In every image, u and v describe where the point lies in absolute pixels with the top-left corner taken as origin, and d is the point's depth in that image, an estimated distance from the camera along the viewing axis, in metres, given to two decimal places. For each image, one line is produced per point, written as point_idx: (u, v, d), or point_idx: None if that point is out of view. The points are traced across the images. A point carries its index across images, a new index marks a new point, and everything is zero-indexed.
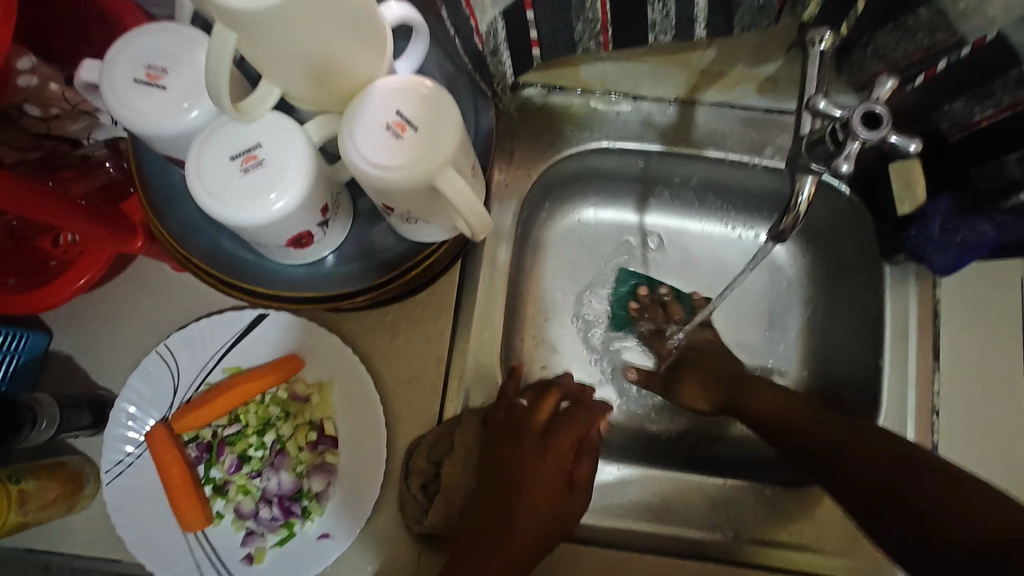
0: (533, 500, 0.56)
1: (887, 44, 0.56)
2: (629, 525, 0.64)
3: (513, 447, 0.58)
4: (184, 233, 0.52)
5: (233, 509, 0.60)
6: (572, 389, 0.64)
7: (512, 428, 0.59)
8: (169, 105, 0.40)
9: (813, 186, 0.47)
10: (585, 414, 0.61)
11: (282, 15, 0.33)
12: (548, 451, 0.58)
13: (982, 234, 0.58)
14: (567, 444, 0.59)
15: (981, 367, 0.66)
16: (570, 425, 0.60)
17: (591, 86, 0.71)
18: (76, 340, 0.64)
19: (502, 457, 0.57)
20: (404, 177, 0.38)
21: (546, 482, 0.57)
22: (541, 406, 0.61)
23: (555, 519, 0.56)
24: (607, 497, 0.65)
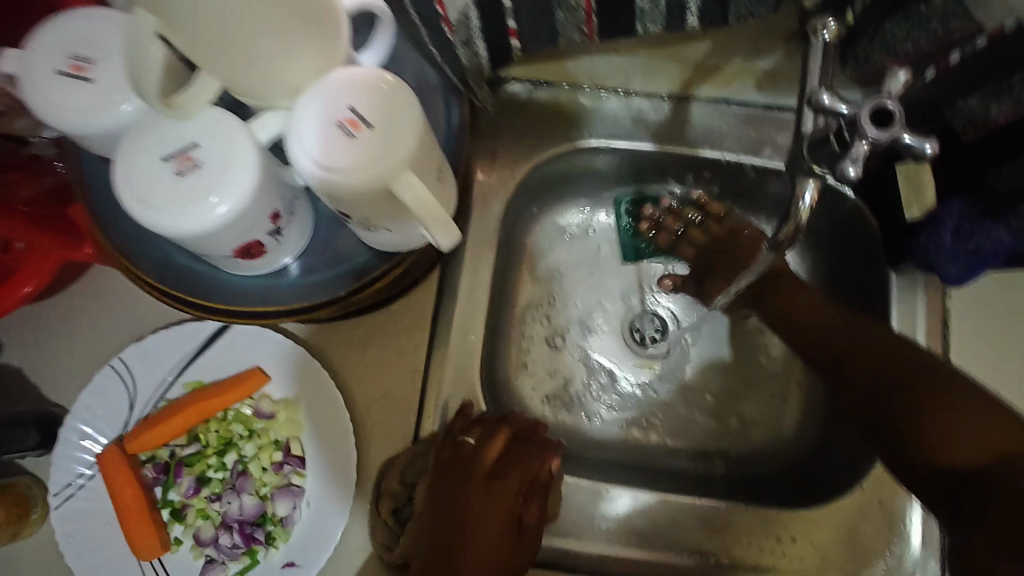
0: (475, 550, 0.50)
1: (897, 35, 0.52)
2: (619, 551, 0.60)
3: (456, 491, 0.53)
4: (131, 240, 0.48)
5: (192, 535, 0.56)
6: (522, 424, 0.58)
7: (457, 466, 0.54)
8: (97, 100, 0.36)
9: (816, 190, 0.43)
10: (534, 452, 0.56)
11: None
12: (492, 493, 0.53)
13: (996, 240, 0.54)
14: (514, 487, 0.54)
15: (994, 383, 0.62)
16: (519, 465, 0.55)
17: (579, 80, 0.67)
18: (27, 353, 0.60)
19: (443, 502, 0.52)
20: (358, 180, 0.34)
21: (491, 529, 0.51)
22: (489, 444, 0.55)
23: (498, 570, 0.50)
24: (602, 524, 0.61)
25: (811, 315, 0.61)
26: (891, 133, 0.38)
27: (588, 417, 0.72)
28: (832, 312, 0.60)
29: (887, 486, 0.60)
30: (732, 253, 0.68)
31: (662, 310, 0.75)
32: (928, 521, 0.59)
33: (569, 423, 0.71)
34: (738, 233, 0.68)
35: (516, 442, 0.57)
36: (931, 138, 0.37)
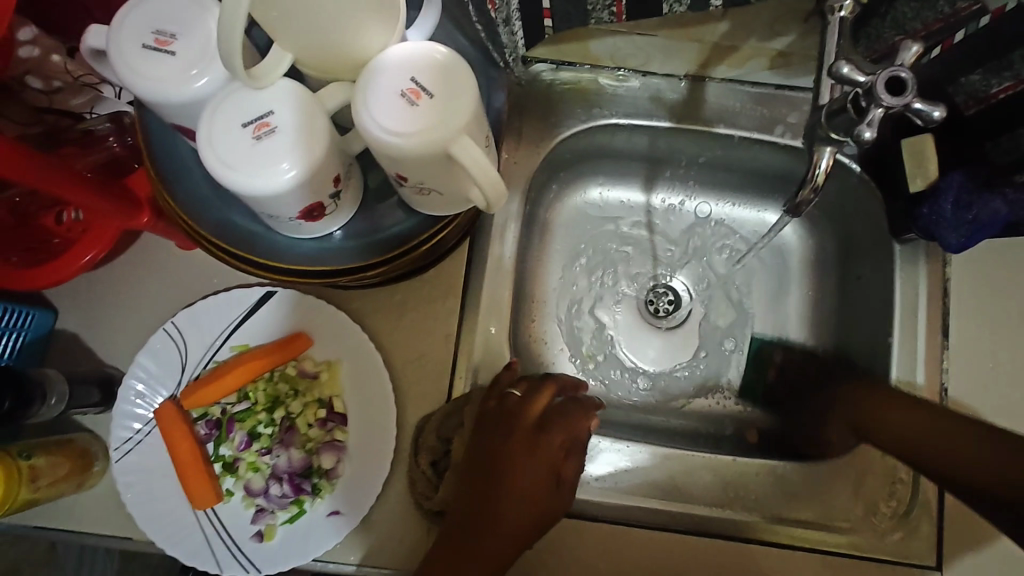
0: (518, 499, 0.54)
1: (906, 14, 0.55)
2: (640, 503, 0.64)
3: (505, 444, 0.56)
4: (192, 206, 0.51)
5: (243, 486, 0.60)
6: (566, 384, 0.62)
7: (505, 417, 0.57)
8: (179, 71, 0.39)
9: (831, 158, 0.47)
10: (578, 411, 0.59)
11: None
12: (538, 447, 0.56)
13: (993, 210, 0.58)
14: (559, 444, 0.57)
15: (990, 345, 0.66)
16: (566, 424, 0.58)
17: (600, 62, 0.70)
18: (82, 318, 0.63)
19: (491, 452, 0.55)
20: (420, 142, 0.37)
21: (537, 480, 0.55)
22: (535, 399, 0.59)
23: (536, 520, 0.55)
24: (624, 478, 0.65)
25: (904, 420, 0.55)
26: (903, 99, 0.41)
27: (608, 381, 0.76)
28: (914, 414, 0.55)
29: None
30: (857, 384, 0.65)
31: (673, 282, 0.80)
32: None
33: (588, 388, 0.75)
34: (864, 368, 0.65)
35: (565, 402, 0.60)
36: (940, 105, 0.41)
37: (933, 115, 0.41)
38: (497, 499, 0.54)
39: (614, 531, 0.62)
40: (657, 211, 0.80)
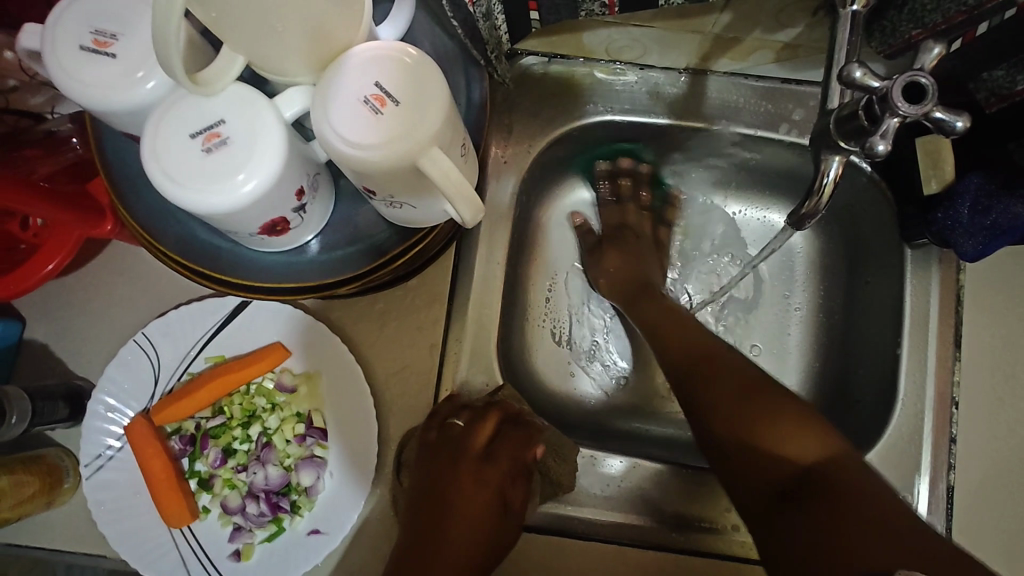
0: (460, 526, 0.56)
1: (925, 6, 0.51)
2: (627, 518, 0.62)
3: (448, 476, 0.58)
4: (153, 216, 0.48)
5: (219, 504, 0.58)
6: (511, 410, 0.61)
7: (447, 449, 0.58)
8: (121, 76, 0.36)
9: (840, 166, 0.43)
10: (522, 438, 0.60)
11: None
12: (482, 474, 0.59)
13: (1014, 216, 0.55)
14: (499, 475, 0.59)
15: (1003, 356, 0.63)
16: (511, 457, 0.60)
17: (595, 54, 0.66)
18: (50, 327, 0.60)
19: (433, 484, 0.57)
20: (386, 155, 0.34)
21: (477, 509, 0.57)
22: (477, 429, 0.59)
23: (485, 551, 0.56)
24: (614, 500, 0.62)
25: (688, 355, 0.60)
26: (922, 108, 0.37)
27: (596, 388, 0.73)
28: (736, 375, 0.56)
29: (896, 459, 0.62)
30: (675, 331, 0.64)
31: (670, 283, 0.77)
32: (934, 491, 0.61)
33: (583, 398, 0.72)
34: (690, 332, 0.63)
35: (513, 429, 0.60)
36: (964, 115, 0.36)
37: (956, 126, 0.37)
38: (436, 527, 0.56)
39: (605, 550, 0.59)
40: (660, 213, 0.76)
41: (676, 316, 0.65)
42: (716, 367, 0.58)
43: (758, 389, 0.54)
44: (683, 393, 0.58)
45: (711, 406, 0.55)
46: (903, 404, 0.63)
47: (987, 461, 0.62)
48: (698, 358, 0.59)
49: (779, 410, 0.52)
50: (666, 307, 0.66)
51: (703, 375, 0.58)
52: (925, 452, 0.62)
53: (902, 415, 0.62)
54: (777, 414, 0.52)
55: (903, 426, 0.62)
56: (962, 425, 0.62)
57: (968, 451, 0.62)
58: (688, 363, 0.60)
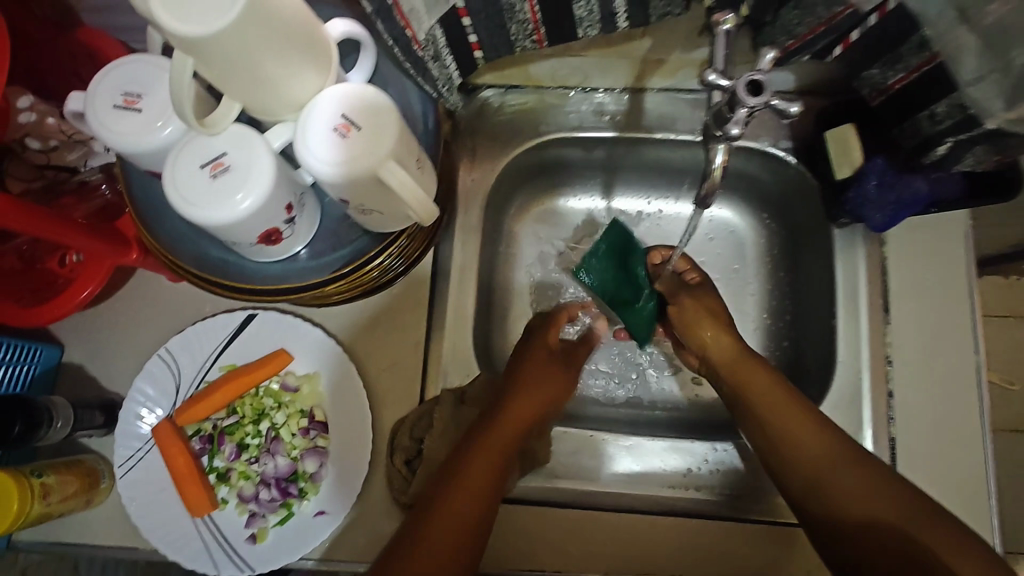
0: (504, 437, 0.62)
1: (791, 21, 0.59)
2: (643, 496, 0.69)
3: (505, 388, 0.68)
4: (174, 242, 0.57)
5: (236, 494, 0.66)
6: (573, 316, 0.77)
7: (523, 352, 0.72)
8: (145, 125, 0.46)
9: (725, 154, 0.50)
10: (585, 347, 0.77)
11: (248, 28, 0.38)
12: (545, 366, 0.71)
13: (914, 190, 0.65)
14: (538, 402, 0.67)
15: (931, 318, 0.70)
16: (563, 371, 0.72)
17: (544, 83, 0.77)
18: (84, 349, 0.69)
19: (501, 383, 0.69)
20: (351, 169, 0.43)
21: (529, 403, 0.66)
22: (549, 332, 0.74)
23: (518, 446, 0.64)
24: (630, 484, 0.70)
25: (804, 445, 0.59)
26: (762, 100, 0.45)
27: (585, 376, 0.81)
28: (869, 483, 0.54)
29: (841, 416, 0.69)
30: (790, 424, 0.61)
31: None
32: (877, 443, 0.68)
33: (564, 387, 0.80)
34: (817, 434, 0.60)
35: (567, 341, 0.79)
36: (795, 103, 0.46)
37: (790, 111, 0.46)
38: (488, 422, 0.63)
39: (578, 516, 0.67)
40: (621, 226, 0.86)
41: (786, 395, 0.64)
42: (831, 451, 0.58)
43: (889, 484, 0.54)
44: (786, 465, 0.60)
45: (841, 508, 0.55)
46: (842, 366, 0.70)
47: (925, 413, 0.68)
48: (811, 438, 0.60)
49: (928, 516, 0.50)
50: (771, 397, 0.64)
51: (802, 446, 0.60)
52: (866, 408, 0.69)
53: (843, 375, 0.70)
54: (899, 502, 0.52)
55: (844, 386, 0.70)
56: (898, 383, 0.69)
57: (907, 405, 0.68)
58: (812, 460, 0.58)
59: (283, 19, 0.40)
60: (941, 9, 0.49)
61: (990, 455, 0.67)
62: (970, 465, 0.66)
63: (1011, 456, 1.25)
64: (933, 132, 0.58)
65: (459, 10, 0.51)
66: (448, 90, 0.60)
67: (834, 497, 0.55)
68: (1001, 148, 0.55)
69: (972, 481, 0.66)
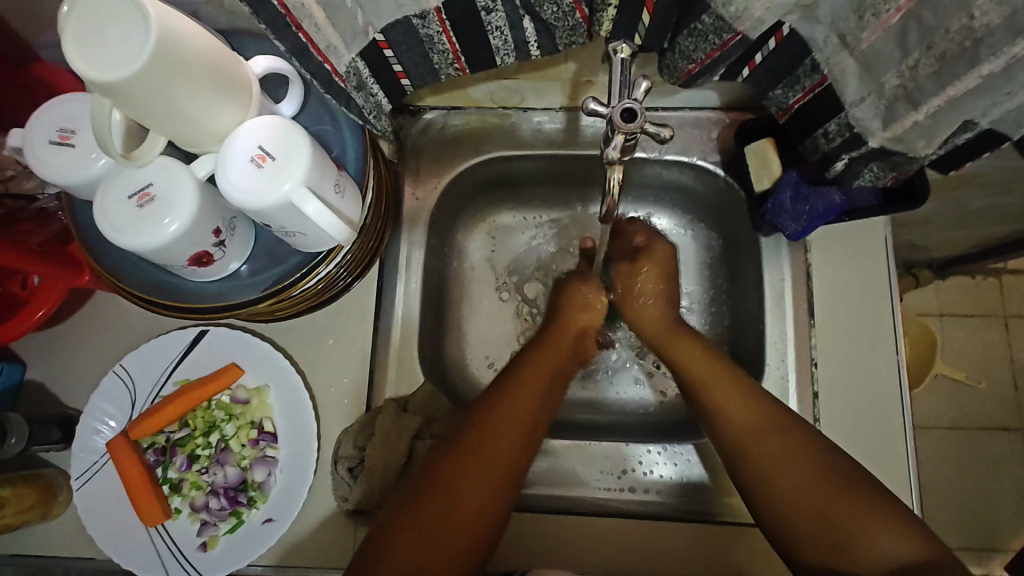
0: (499, 435, 0.60)
1: (688, 47, 0.57)
2: (587, 499, 0.73)
3: (508, 378, 0.66)
4: (118, 265, 0.60)
5: (188, 504, 0.69)
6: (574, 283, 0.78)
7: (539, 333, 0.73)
8: (79, 158, 0.49)
9: (618, 174, 0.58)
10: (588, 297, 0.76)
11: (154, 72, 0.42)
12: (558, 343, 0.71)
13: (824, 200, 0.69)
14: (538, 387, 0.65)
15: (854, 322, 0.73)
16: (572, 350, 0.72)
17: (484, 104, 0.80)
18: (45, 368, 0.73)
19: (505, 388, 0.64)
20: (265, 195, 0.47)
21: (531, 386, 0.65)
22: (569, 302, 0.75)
23: (524, 445, 0.61)
24: (603, 492, 0.73)
25: (738, 417, 0.62)
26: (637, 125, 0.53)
27: None
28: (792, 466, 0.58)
29: None
30: (715, 388, 0.64)
31: None
32: None
33: None
34: (754, 407, 0.62)
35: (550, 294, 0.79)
36: (666, 127, 0.53)
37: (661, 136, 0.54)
38: (484, 418, 0.61)
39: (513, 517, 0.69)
40: (567, 237, 0.90)
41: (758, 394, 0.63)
42: (805, 471, 0.57)
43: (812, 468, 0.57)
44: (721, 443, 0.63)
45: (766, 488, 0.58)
46: (770, 369, 0.74)
47: (850, 413, 0.71)
48: (774, 444, 0.59)
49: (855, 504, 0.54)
50: (701, 355, 0.67)
51: (737, 428, 0.61)
52: (793, 409, 0.72)
53: (771, 377, 0.73)
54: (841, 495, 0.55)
55: (772, 388, 0.73)
56: (824, 384, 0.72)
57: (834, 406, 0.71)
58: (745, 439, 0.61)
59: (191, 61, 0.44)
60: (826, 35, 0.52)
61: (912, 450, 0.70)
62: (893, 461, 0.69)
63: (979, 452, 1.27)
64: (830, 149, 0.62)
65: (380, 42, 0.55)
66: (376, 116, 0.62)
67: (757, 475, 0.59)
68: (892, 165, 0.60)
69: (894, 476, 0.69)
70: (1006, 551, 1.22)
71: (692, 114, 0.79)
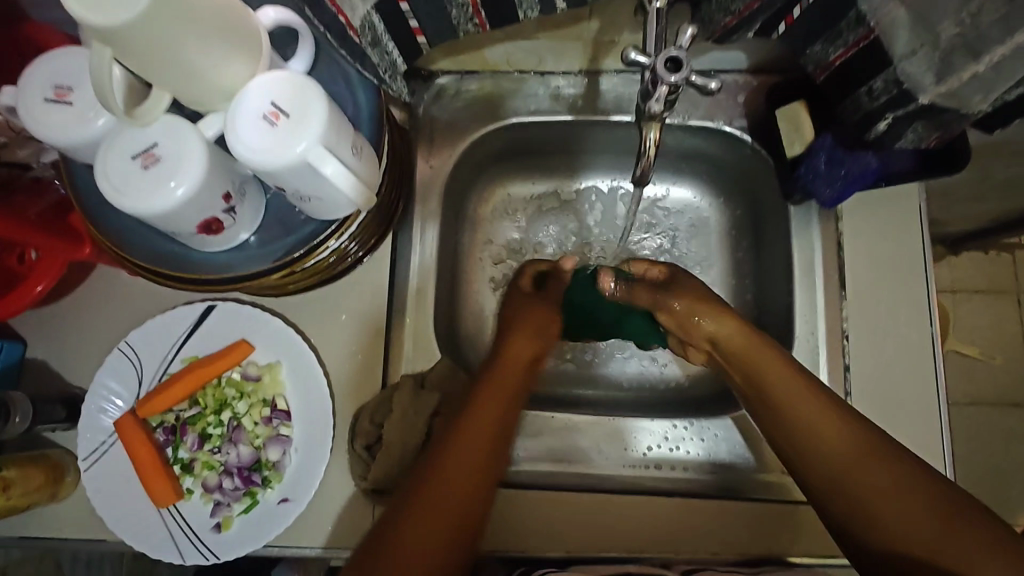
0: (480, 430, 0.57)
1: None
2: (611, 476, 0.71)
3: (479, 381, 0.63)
4: (120, 235, 0.57)
5: (200, 484, 0.66)
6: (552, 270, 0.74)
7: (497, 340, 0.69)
8: (78, 118, 0.46)
9: (657, 132, 0.54)
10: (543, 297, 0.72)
11: (171, 16, 0.39)
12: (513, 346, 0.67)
13: (862, 164, 0.65)
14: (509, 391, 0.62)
15: (887, 293, 0.71)
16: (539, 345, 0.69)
17: (499, 67, 0.77)
18: (46, 345, 0.70)
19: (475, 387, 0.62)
20: (280, 156, 0.44)
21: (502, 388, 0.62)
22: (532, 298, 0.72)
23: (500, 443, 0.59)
24: (625, 469, 0.72)
25: (806, 415, 0.54)
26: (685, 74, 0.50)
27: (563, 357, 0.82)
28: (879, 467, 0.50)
29: None
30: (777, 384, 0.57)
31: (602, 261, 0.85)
32: None
33: None
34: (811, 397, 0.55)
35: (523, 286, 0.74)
36: (712, 77, 0.51)
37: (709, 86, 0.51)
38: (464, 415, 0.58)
39: (531, 497, 0.67)
40: (584, 208, 0.87)
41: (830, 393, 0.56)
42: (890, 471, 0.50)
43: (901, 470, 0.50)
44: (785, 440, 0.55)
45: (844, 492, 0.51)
46: (799, 341, 0.71)
47: (882, 387, 0.69)
48: (855, 443, 0.52)
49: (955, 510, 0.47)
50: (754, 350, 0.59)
51: (804, 428, 0.54)
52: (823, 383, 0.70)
53: (802, 350, 0.71)
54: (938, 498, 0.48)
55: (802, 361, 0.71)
56: (855, 356, 0.70)
57: (865, 380, 0.69)
58: (815, 441, 0.53)
59: (202, 6, 0.41)
60: None
61: (946, 424, 0.68)
62: (924, 436, 0.67)
63: (989, 429, 1.26)
64: (873, 108, 0.59)
65: None
66: (391, 76, 0.60)
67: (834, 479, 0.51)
68: (939, 123, 0.58)
69: (926, 451, 0.67)
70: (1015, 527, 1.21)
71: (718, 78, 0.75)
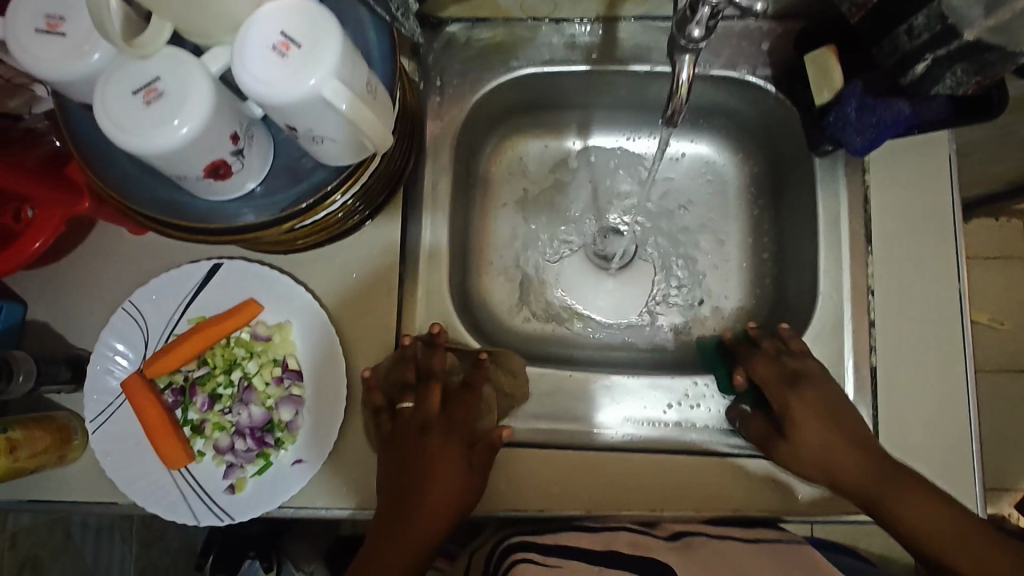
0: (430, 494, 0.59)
1: None
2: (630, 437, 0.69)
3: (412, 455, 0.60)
4: (120, 184, 0.54)
5: (212, 445, 0.65)
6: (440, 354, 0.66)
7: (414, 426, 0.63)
8: (72, 50, 0.43)
9: (690, 65, 0.52)
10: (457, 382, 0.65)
11: None
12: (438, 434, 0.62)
13: (894, 110, 0.63)
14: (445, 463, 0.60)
15: (915, 246, 0.69)
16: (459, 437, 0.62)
17: (512, 14, 0.73)
18: (47, 306, 0.68)
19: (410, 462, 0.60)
20: (291, 88, 0.41)
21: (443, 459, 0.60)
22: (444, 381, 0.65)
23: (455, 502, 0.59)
24: (645, 429, 0.70)
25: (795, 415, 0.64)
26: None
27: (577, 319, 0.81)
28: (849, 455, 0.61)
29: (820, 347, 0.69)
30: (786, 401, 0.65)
31: (616, 222, 0.83)
32: (858, 373, 0.68)
33: (546, 334, 0.79)
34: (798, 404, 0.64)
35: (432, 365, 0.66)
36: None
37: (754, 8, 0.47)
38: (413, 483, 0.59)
39: (550, 456, 0.65)
40: (597, 166, 0.84)
41: (843, 406, 0.64)
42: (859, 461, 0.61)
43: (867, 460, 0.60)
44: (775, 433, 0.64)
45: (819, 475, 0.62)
46: (823, 297, 0.70)
47: (908, 342, 0.67)
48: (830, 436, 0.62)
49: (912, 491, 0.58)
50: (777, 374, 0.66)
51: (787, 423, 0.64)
52: (847, 339, 0.68)
53: (825, 307, 0.69)
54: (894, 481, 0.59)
55: (826, 317, 0.69)
56: (881, 311, 0.68)
57: (892, 335, 0.67)
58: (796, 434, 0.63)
59: None
60: None
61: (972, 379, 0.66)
62: (950, 391, 0.66)
63: (997, 394, 1.24)
64: (912, 48, 0.57)
65: None
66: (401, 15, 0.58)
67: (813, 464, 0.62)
68: (980, 67, 0.54)
69: (951, 407, 0.65)
70: (1019, 491, 1.20)
71: (740, 24, 0.72)
